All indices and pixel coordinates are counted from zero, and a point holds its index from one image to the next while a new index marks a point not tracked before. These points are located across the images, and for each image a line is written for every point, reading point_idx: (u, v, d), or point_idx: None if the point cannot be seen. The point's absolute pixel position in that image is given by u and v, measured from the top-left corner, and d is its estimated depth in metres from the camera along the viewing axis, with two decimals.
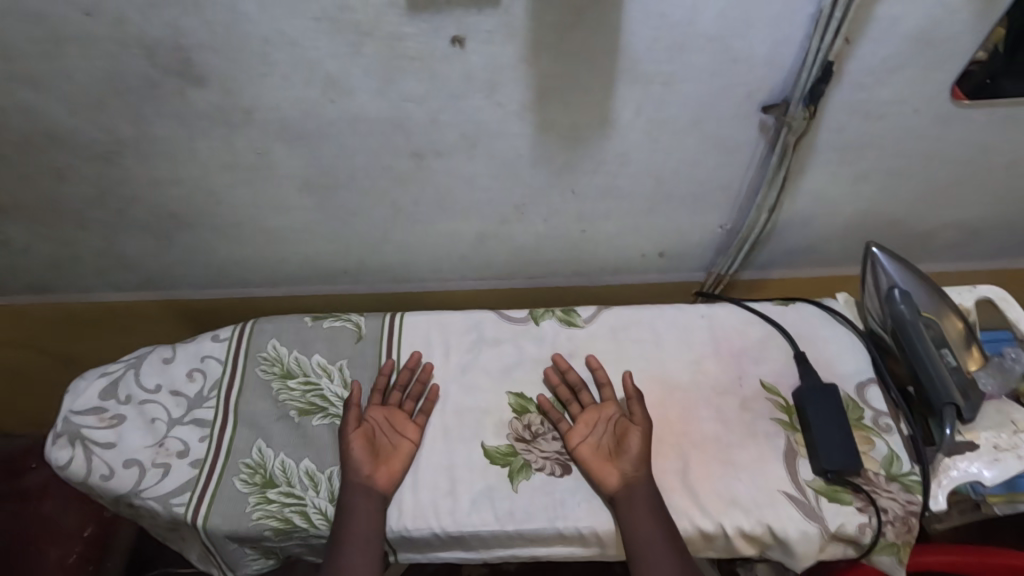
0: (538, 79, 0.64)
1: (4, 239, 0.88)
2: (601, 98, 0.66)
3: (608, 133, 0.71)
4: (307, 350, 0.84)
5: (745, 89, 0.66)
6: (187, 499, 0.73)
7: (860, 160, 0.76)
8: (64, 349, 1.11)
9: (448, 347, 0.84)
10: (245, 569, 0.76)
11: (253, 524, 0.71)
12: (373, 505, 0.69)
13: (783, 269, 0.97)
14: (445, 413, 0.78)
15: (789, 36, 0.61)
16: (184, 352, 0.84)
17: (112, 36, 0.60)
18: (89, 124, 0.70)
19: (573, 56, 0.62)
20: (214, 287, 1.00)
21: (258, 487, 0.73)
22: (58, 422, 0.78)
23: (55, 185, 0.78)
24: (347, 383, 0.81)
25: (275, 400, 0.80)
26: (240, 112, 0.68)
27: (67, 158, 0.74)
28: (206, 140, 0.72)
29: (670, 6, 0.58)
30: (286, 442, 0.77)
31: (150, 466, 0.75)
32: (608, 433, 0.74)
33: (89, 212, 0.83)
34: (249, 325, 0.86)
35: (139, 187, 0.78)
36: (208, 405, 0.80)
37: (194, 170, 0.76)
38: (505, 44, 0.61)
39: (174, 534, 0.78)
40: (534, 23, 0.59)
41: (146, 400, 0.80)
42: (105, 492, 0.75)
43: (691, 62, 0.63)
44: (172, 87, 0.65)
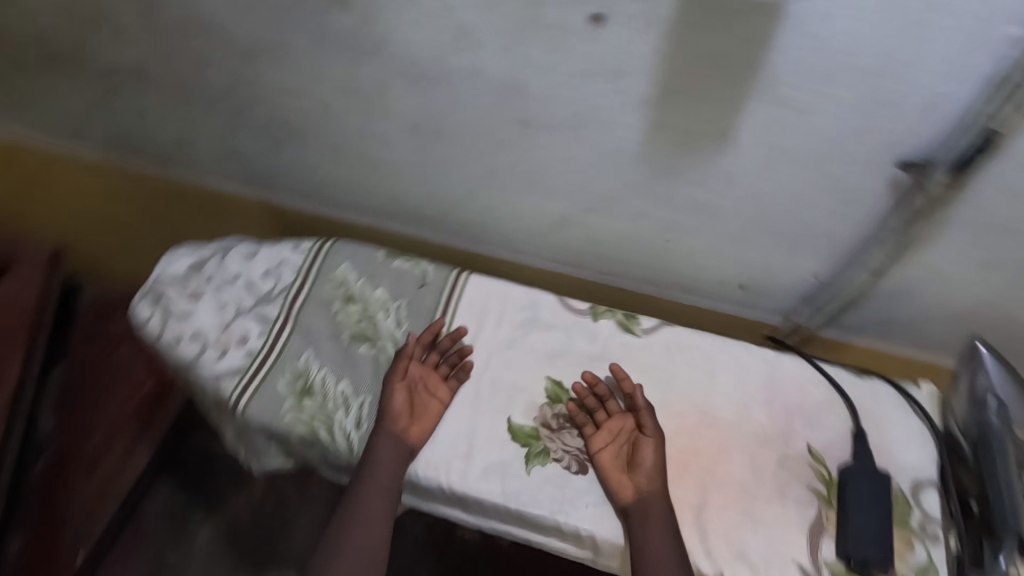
0: (665, 75, 0.62)
1: (144, 109, 0.97)
2: (726, 111, 0.63)
3: (723, 149, 0.67)
4: (372, 281, 0.87)
5: (886, 139, 0.61)
6: (234, 383, 0.79)
7: (993, 248, 0.69)
8: (168, 220, 1.22)
9: (502, 316, 0.85)
10: (267, 460, 0.82)
11: (283, 424, 0.76)
12: (397, 453, 0.72)
13: (869, 338, 0.90)
14: (481, 379, 0.79)
15: (955, 95, 0.55)
16: (266, 251, 0.89)
17: None
18: (237, 22, 0.74)
19: (710, 62, 0.59)
20: (306, 199, 1.06)
21: (297, 393, 0.78)
22: (149, 281, 0.86)
23: (197, 70, 0.84)
24: (400, 322, 0.84)
25: (333, 319, 0.84)
26: (371, 42, 0.70)
27: (212, 48, 0.80)
28: (335, 61, 0.75)
29: (829, 32, 0.53)
30: (331, 360, 0.81)
31: (211, 344, 0.81)
32: (627, 447, 0.73)
33: (218, 102, 0.89)
34: (328, 244, 0.90)
35: (266, 90, 0.83)
36: (273, 305, 0.85)
37: (317, 87, 0.80)
38: (642, 33, 0.59)
39: (216, 409, 0.85)
40: (678, 18, 0.56)
41: (224, 285, 0.86)
42: (170, 354, 0.82)
43: (835, 97, 0.58)
44: (317, 4, 0.68)
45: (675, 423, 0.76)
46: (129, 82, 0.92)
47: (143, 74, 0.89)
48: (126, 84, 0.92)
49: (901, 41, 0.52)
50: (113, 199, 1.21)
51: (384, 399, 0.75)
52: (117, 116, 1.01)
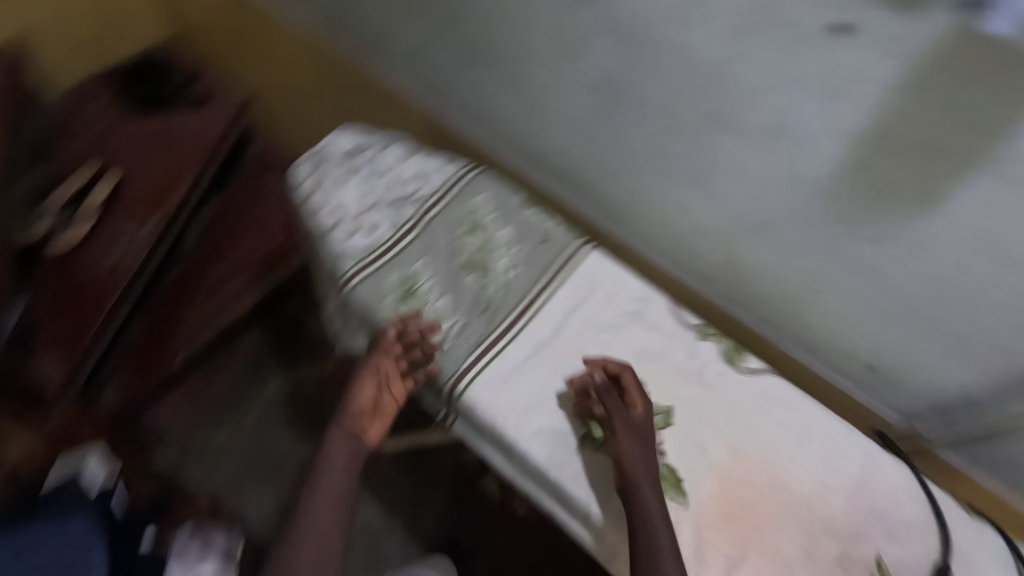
0: (891, 111, 0.56)
1: None
2: (944, 172, 0.56)
3: (920, 213, 0.60)
4: (502, 220, 0.89)
5: None
6: (351, 262, 0.85)
7: None
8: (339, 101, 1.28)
9: (609, 299, 0.83)
10: (354, 341, 0.89)
11: (380, 314, 0.81)
12: (349, 456, 0.73)
13: (1004, 486, 0.75)
14: (566, 349, 0.79)
15: None
16: (420, 158, 0.94)
17: None
18: None
19: (952, 111, 0.52)
20: (467, 121, 1.07)
21: (400, 293, 0.82)
22: (317, 149, 0.94)
23: None
24: (513, 267, 0.85)
25: (455, 239, 0.87)
26: None
27: None
28: None
29: None
30: (439, 276, 0.84)
31: (345, 220, 0.88)
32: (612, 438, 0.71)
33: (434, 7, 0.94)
34: (476, 172, 0.93)
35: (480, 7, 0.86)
36: (408, 207, 0.89)
37: (527, 18, 0.81)
38: (886, 58, 0.53)
39: (328, 280, 0.92)
40: (935, 53, 0.50)
41: (375, 174, 0.92)
42: (310, 217, 0.90)
43: None
44: None
45: (742, 472, 0.71)
46: None
47: None
48: None
49: None
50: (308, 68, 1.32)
51: (352, 390, 0.76)
52: None
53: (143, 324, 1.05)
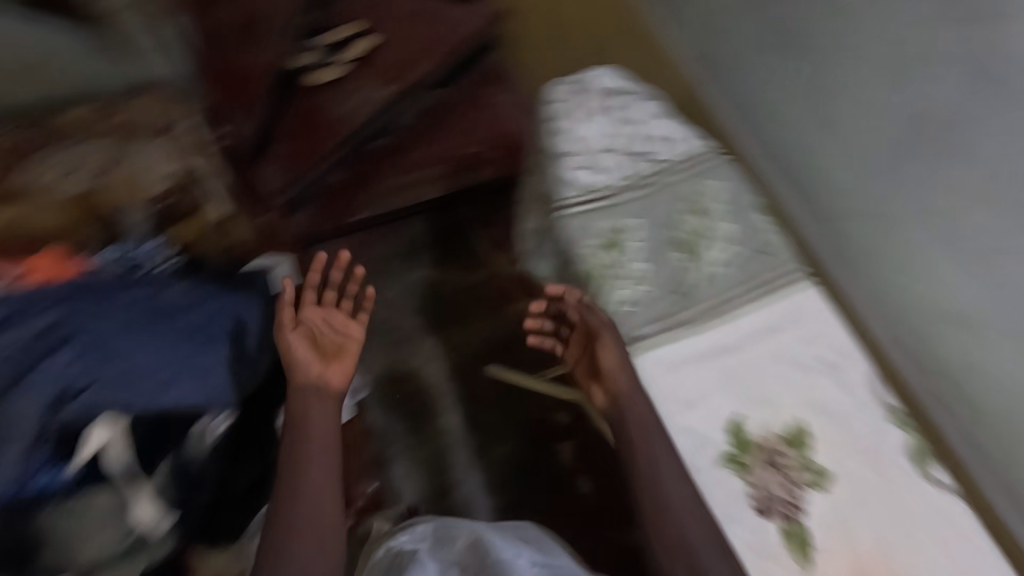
0: None
1: None
2: None
3: None
4: (730, 214, 0.84)
5: None
6: (572, 193, 0.85)
7: None
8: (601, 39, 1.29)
9: (808, 338, 0.77)
10: (540, 262, 0.91)
11: (579, 252, 0.81)
12: (317, 398, 0.81)
13: None
14: (743, 365, 0.75)
15: None
16: (671, 122, 0.91)
17: None
18: None
19: None
20: (742, 112, 1.09)
21: (604, 240, 0.82)
22: (580, 76, 0.95)
23: None
24: (721, 262, 0.81)
25: (675, 213, 0.84)
26: None
27: None
28: None
29: None
30: (647, 241, 0.82)
31: (581, 153, 0.88)
32: (586, 358, 0.77)
33: None
34: (722, 157, 0.88)
35: None
36: (642, 165, 0.88)
37: None
38: None
39: (537, 202, 0.93)
40: None
41: (624, 121, 0.91)
42: (549, 137, 0.91)
43: None
44: None
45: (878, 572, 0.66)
46: None
47: None
48: None
49: None
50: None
51: (291, 352, 0.83)
52: None
53: (343, 168, 1.15)
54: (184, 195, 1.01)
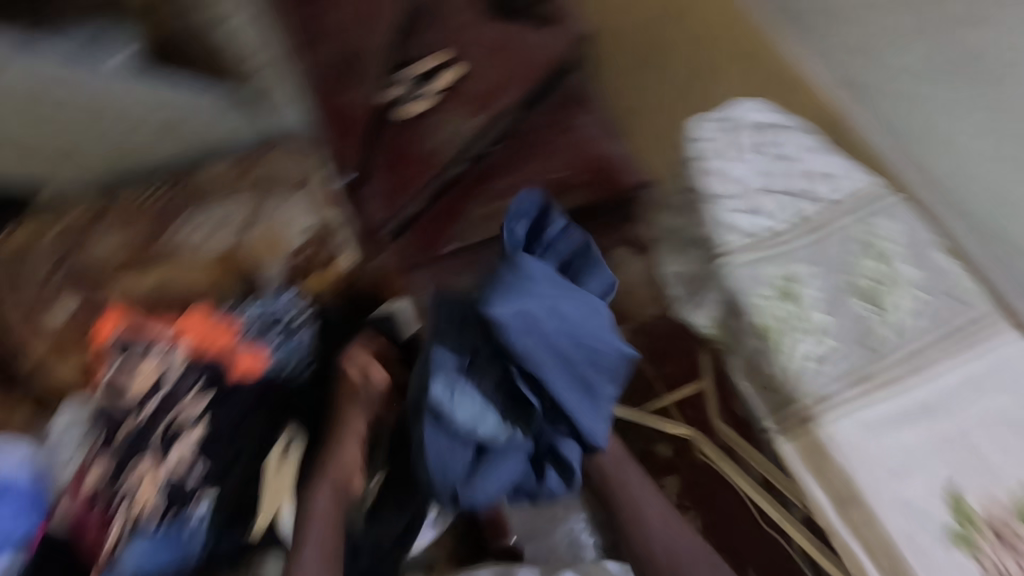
0: None
1: None
2: None
3: None
4: (909, 256, 0.79)
5: None
6: (735, 239, 0.80)
7: None
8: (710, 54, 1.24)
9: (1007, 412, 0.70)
10: (701, 309, 0.81)
11: (752, 304, 0.76)
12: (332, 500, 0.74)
13: None
14: (934, 429, 0.70)
15: None
16: (829, 158, 0.87)
17: None
18: None
19: None
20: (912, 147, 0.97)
21: (779, 291, 0.77)
22: (729, 113, 0.90)
23: None
24: (908, 310, 0.76)
25: (849, 255, 0.79)
26: None
27: None
28: None
29: None
30: (824, 287, 0.77)
31: (737, 193, 0.83)
32: (252, 349, 0.88)
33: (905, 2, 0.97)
34: (891, 195, 0.83)
35: None
36: (807, 204, 0.83)
37: None
38: None
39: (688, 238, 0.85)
40: None
41: (780, 157, 0.86)
42: (693, 177, 0.85)
43: None
44: None
45: None
46: None
47: None
48: None
49: None
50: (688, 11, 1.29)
51: None
52: None
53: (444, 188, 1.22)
54: (318, 248, 0.98)
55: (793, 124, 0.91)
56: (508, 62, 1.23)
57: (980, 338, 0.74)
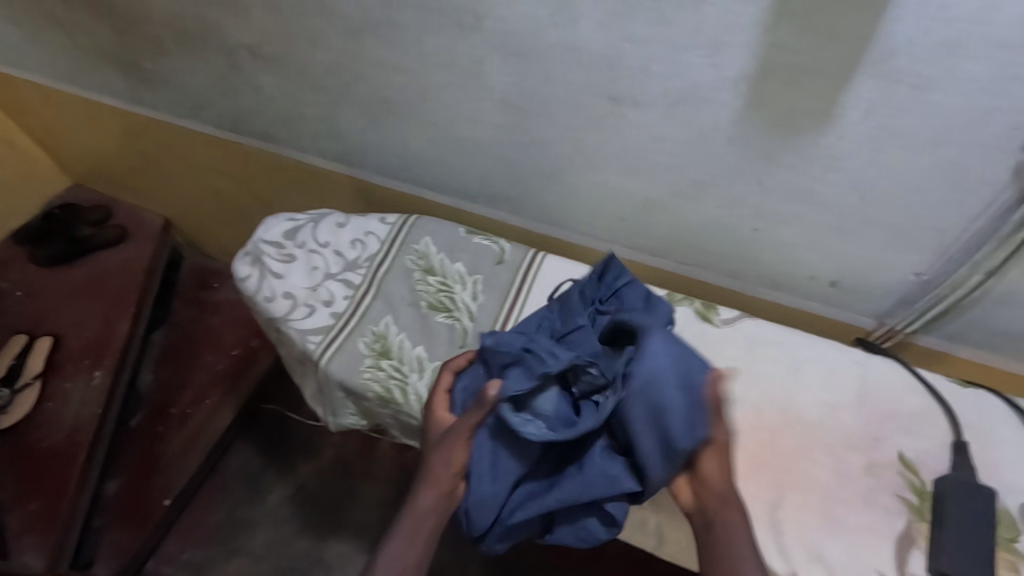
0: (748, 102, 0.64)
1: (234, 102, 1.08)
2: (805, 123, 0.63)
3: (814, 140, 0.64)
4: (452, 256, 0.91)
5: (957, 178, 0.62)
6: (320, 339, 0.84)
7: None
8: (257, 189, 1.30)
9: None
10: (343, 415, 0.87)
11: (361, 382, 0.81)
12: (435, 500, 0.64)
13: (978, 348, 0.80)
14: None
15: None
16: (355, 223, 0.95)
17: (350, 18, 0.79)
18: (319, 49, 0.87)
19: (778, 107, 0.63)
20: (410, 177, 1.04)
21: (375, 354, 0.83)
22: (250, 244, 0.93)
23: (269, 72, 0.96)
24: (476, 296, 0.87)
25: (412, 288, 0.88)
26: (451, 61, 0.77)
27: (293, 56, 0.91)
28: (418, 55, 0.79)
29: (911, 66, 0.54)
30: (408, 325, 0.85)
31: (300, 303, 0.87)
32: None
33: (284, 92, 0.99)
34: (412, 219, 0.95)
35: (338, 76, 0.90)
36: (358, 272, 0.90)
37: (385, 56, 0.82)
38: (721, 67, 0.62)
39: (300, 366, 0.90)
40: (766, 53, 0.59)
41: (312, 251, 0.92)
42: (263, 311, 0.89)
43: (902, 151, 0.62)
44: (361, 26, 0.80)
45: (747, 436, 0.70)
46: (212, 83, 1.06)
47: (231, 79, 1.03)
48: (214, 89, 1.07)
49: (938, 117, 0.57)
50: (209, 172, 1.32)
51: None
52: (206, 104, 1.13)
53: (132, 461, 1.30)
54: None
55: (311, 213, 0.97)
56: (118, 305, 1.36)
57: (533, 273, 0.89)
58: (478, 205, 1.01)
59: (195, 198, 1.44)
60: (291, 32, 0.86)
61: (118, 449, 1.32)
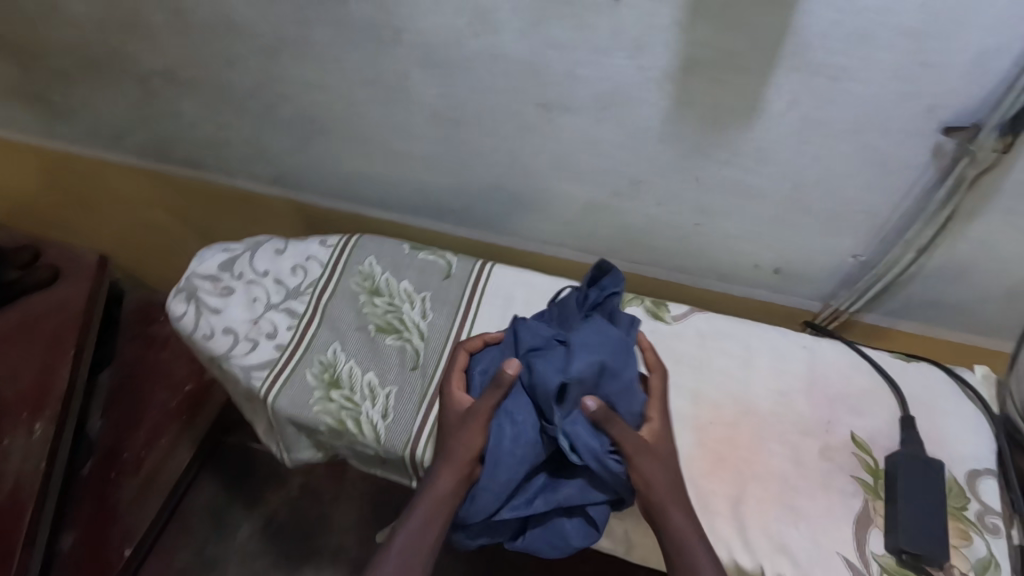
0: (675, 101, 0.64)
1: (155, 130, 1.03)
2: (732, 117, 0.63)
3: (742, 134, 0.65)
4: (397, 274, 0.88)
5: (881, 161, 0.63)
6: (265, 375, 0.80)
7: None
8: (191, 218, 1.24)
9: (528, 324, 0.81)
10: (298, 450, 0.83)
11: (312, 415, 0.78)
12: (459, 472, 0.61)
13: (918, 321, 0.83)
14: None
15: (949, 95, 0.55)
16: (294, 248, 0.91)
17: (264, 37, 0.76)
18: (237, 70, 0.83)
19: (704, 103, 0.63)
20: (350, 195, 1.00)
21: (325, 384, 0.80)
22: (183, 279, 0.88)
23: (189, 97, 0.92)
24: (425, 314, 0.85)
25: (359, 312, 0.85)
26: (375, 75, 0.75)
27: (210, 79, 0.86)
28: (341, 72, 0.76)
29: (826, 57, 0.55)
30: (357, 351, 0.82)
31: (241, 338, 0.83)
32: None
33: (207, 116, 0.94)
34: (354, 239, 0.92)
35: (260, 97, 0.86)
36: (302, 300, 0.87)
37: (307, 74, 0.79)
38: (644, 67, 0.61)
39: (248, 404, 0.86)
40: (686, 51, 0.59)
41: (251, 281, 0.88)
42: (203, 350, 0.84)
43: (826, 139, 0.62)
44: (278, 44, 0.76)
45: (704, 432, 0.70)
46: (129, 112, 1.00)
47: (150, 107, 0.97)
48: (131, 117, 1.01)
49: (857, 104, 0.58)
50: (137, 204, 1.25)
51: None
52: (125, 133, 1.06)
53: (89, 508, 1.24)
54: None
55: (247, 241, 0.93)
56: (53, 349, 1.25)
57: (482, 284, 0.87)
58: (422, 218, 0.98)
59: (126, 232, 1.36)
60: (207, 54, 0.82)
61: (71, 500, 1.24)
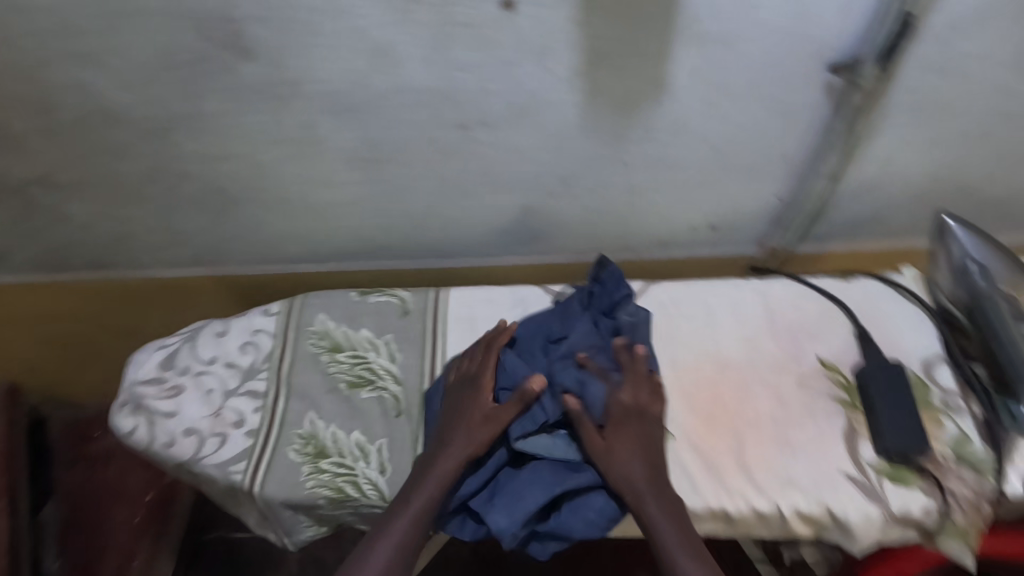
0: (587, 94, 0.65)
1: (44, 240, 0.93)
2: (644, 98, 0.66)
3: (656, 111, 0.67)
4: (353, 325, 0.86)
5: (783, 108, 0.68)
6: (244, 466, 0.76)
7: (941, 112, 0.69)
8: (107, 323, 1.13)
9: None
10: (299, 531, 0.79)
11: (307, 492, 0.74)
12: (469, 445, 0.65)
13: (843, 240, 0.90)
14: None
15: (827, 37, 0.60)
16: (236, 327, 0.86)
17: (151, 118, 0.71)
18: (127, 159, 0.77)
19: (614, 91, 0.65)
20: (279, 256, 0.96)
21: (311, 457, 0.76)
22: (124, 391, 0.81)
23: (76, 198, 0.84)
24: (393, 356, 0.83)
25: (325, 373, 0.82)
26: (281, 132, 0.72)
27: (98, 173, 0.79)
28: (243, 136, 0.73)
29: (716, 25, 0.59)
30: (335, 413, 0.79)
31: (207, 435, 0.78)
32: None
33: (101, 212, 0.87)
34: (298, 301, 0.88)
35: (159, 180, 0.80)
36: (261, 377, 0.82)
37: (206, 146, 0.74)
38: (551, 69, 0.63)
39: (231, 500, 0.81)
40: (588, 47, 0.60)
41: (201, 372, 0.82)
42: (167, 459, 0.78)
43: (732, 99, 0.66)
44: (169, 123, 0.72)
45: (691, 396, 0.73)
46: (9, 228, 0.90)
47: (32, 218, 0.88)
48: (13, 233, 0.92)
49: (752, 62, 0.62)
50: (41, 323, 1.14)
51: None
52: (8, 251, 0.96)
53: None
54: None
55: (183, 331, 0.87)
56: None
57: (441, 312, 0.86)
58: (360, 262, 0.95)
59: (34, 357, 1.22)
60: (87, 148, 0.75)
61: None
